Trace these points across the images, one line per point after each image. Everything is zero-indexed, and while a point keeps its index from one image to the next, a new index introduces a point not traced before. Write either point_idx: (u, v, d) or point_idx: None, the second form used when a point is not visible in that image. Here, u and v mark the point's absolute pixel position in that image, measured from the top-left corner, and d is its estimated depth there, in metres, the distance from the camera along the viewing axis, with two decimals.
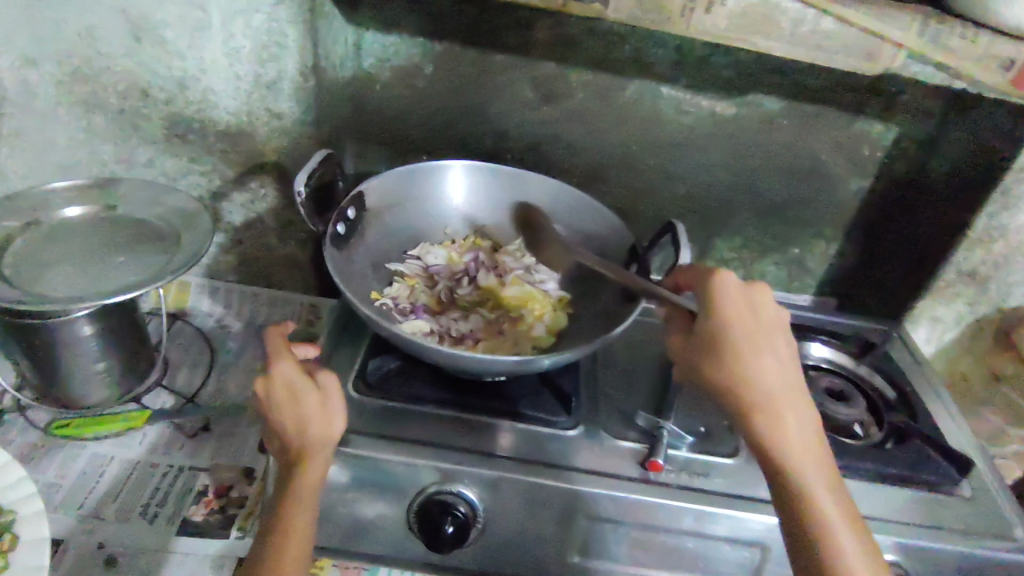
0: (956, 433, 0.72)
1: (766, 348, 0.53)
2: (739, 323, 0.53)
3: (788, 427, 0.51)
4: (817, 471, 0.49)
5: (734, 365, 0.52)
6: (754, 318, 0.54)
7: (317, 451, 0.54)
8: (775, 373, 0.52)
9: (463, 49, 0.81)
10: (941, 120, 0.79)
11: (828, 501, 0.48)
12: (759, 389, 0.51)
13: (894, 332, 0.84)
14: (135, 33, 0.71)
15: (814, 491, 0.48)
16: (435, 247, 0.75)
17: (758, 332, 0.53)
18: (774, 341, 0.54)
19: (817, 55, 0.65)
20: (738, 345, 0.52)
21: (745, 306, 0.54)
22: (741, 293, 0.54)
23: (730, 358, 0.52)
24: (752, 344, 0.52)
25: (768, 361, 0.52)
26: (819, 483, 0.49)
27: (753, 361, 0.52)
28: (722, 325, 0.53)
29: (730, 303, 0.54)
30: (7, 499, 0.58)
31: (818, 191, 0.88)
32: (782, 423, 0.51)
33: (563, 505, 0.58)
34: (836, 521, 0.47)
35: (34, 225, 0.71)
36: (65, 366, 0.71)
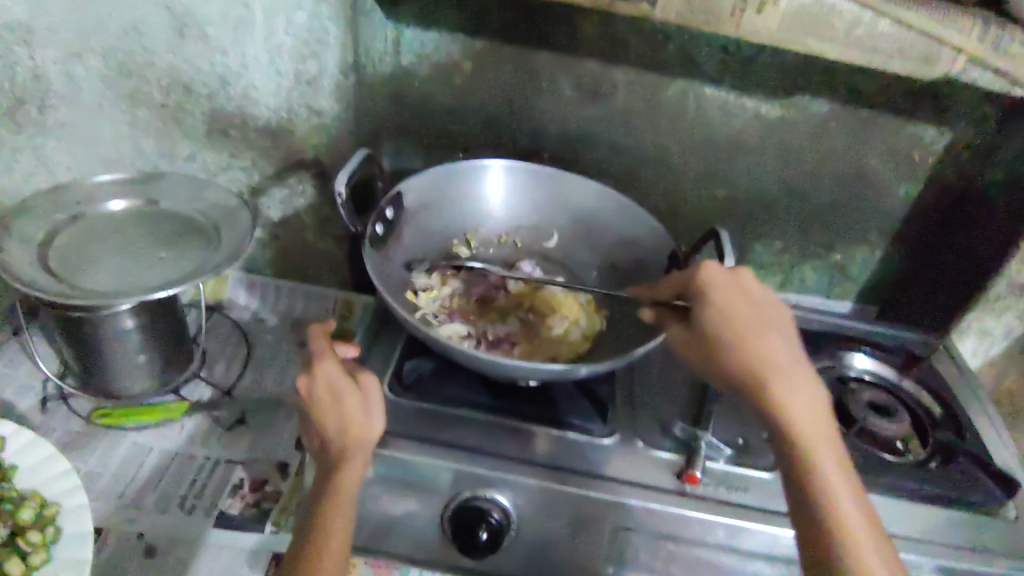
0: (1004, 452, 0.69)
1: (762, 332, 0.54)
2: (736, 310, 0.55)
3: (797, 406, 0.51)
4: (825, 448, 0.49)
5: (733, 351, 0.53)
6: (750, 308, 0.55)
7: (357, 454, 0.54)
8: (778, 355, 0.53)
9: (503, 46, 0.79)
10: (997, 127, 0.76)
11: (837, 478, 0.48)
12: (763, 372, 0.52)
13: (941, 343, 0.81)
14: (179, 29, 0.72)
15: (822, 467, 0.48)
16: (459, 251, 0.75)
17: (752, 315, 0.55)
18: (771, 326, 0.55)
19: (873, 58, 0.62)
20: (733, 330, 0.54)
21: (737, 291, 0.55)
22: (731, 279, 0.56)
23: (727, 344, 0.53)
24: (748, 331, 0.54)
25: (768, 345, 0.53)
26: (829, 460, 0.49)
27: (752, 345, 0.53)
28: (717, 314, 0.55)
29: (722, 289, 0.55)
30: (51, 491, 0.59)
31: (864, 196, 0.85)
32: (790, 403, 0.51)
33: (598, 515, 0.57)
34: (845, 499, 0.47)
35: (79, 218, 0.72)
36: (107, 358, 0.72)
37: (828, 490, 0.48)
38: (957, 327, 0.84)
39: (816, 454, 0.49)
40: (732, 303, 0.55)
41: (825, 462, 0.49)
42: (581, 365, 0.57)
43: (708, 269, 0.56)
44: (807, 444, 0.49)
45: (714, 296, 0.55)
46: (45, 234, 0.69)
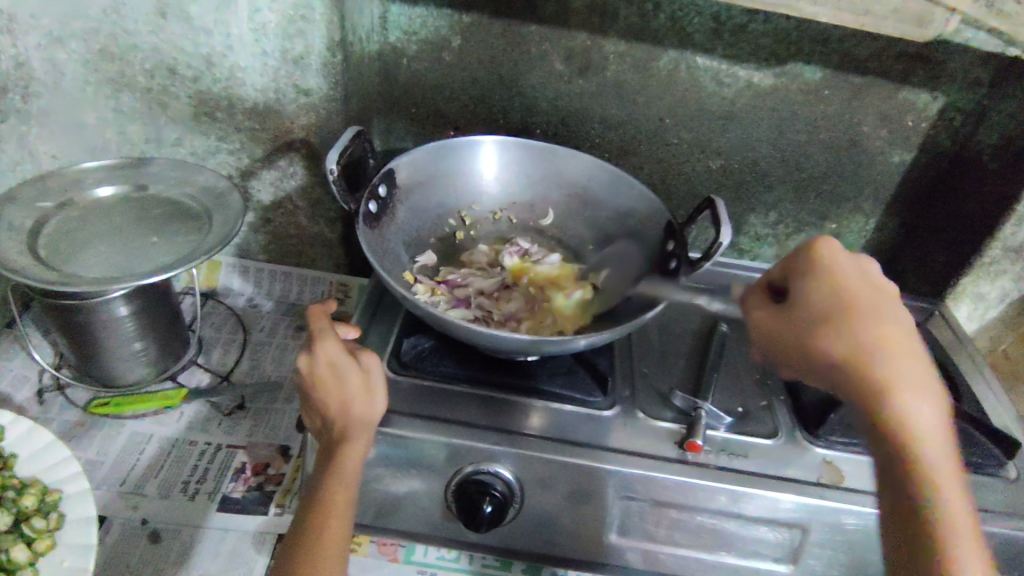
0: (1001, 413, 0.70)
1: (888, 321, 0.48)
2: (865, 297, 0.49)
3: (916, 404, 0.45)
4: (942, 453, 0.44)
5: (853, 334, 0.47)
6: (867, 295, 0.49)
7: (358, 432, 0.54)
8: (902, 347, 0.47)
9: (492, 19, 0.78)
10: (990, 89, 0.76)
11: (951, 487, 0.43)
12: (882, 362, 0.46)
13: (936, 310, 0.82)
14: (162, 9, 0.70)
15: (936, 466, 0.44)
16: (480, 248, 0.75)
17: (878, 303, 0.49)
18: (900, 319, 0.49)
19: (867, 21, 0.62)
20: (857, 316, 0.48)
21: (860, 280, 0.50)
22: (860, 267, 0.51)
23: (849, 328, 0.47)
24: (873, 320, 0.48)
25: (889, 334, 0.47)
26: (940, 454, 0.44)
27: (875, 333, 0.47)
28: (842, 294, 0.49)
29: (847, 275, 0.50)
30: (53, 479, 0.59)
31: (858, 164, 0.85)
32: (908, 400, 0.45)
33: (600, 485, 0.58)
34: (958, 510, 0.43)
35: (67, 206, 0.71)
36: (101, 346, 0.72)
37: (938, 498, 0.43)
38: (951, 294, 0.83)
39: (932, 459, 0.44)
40: (855, 288, 0.50)
41: (937, 464, 0.44)
42: (579, 337, 0.57)
43: (833, 251, 0.51)
44: (922, 445, 0.44)
45: (840, 277, 0.50)
46: (34, 222, 0.68)
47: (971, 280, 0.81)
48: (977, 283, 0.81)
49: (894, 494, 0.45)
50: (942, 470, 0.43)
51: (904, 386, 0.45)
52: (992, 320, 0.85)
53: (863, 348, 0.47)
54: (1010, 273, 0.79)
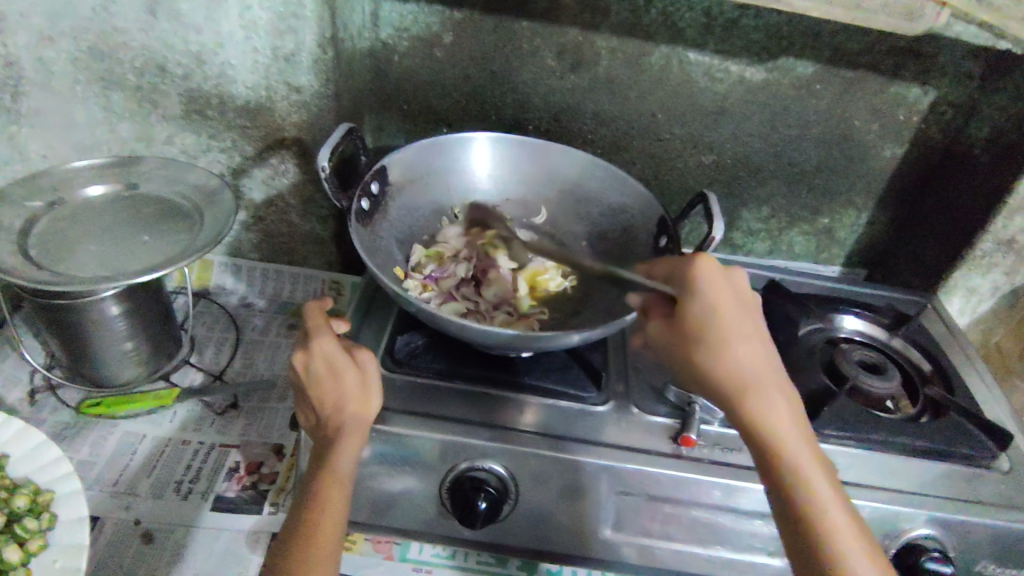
0: (993, 405, 0.70)
1: (744, 332, 0.50)
2: (727, 308, 0.50)
3: (772, 412, 0.48)
4: (806, 454, 0.47)
5: (716, 351, 0.49)
6: (723, 294, 0.51)
7: (353, 429, 0.54)
8: (757, 359, 0.50)
9: (484, 16, 0.78)
10: (981, 83, 0.76)
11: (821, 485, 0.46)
12: (744, 377, 0.49)
13: (929, 303, 0.82)
14: (151, 7, 0.70)
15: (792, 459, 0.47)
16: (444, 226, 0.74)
17: (736, 312, 0.51)
18: (752, 328, 0.51)
19: (857, 15, 0.62)
20: (722, 329, 0.50)
21: (725, 290, 0.51)
22: (725, 278, 0.52)
23: (714, 346, 0.49)
24: (734, 334, 0.50)
25: (742, 347, 0.49)
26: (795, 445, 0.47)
27: (733, 347, 0.49)
28: (703, 310, 0.50)
29: (713, 286, 0.51)
30: (44, 479, 0.59)
31: (850, 158, 0.85)
32: (766, 410, 0.48)
33: (594, 480, 0.58)
34: (829, 506, 0.45)
35: (57, 205, 0.71)
36: (93, 347, 0.71)
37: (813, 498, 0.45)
38: (944, 289, 0.83)
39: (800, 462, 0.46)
40: (720, 299, 0.51)
41: (796, 456, 0.47)
42: (573, 332, 0.57)
43: (701, 266, 0.52)
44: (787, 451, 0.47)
45: (707, 289, 0.51)
46: (23, 222, 0.68)
47: (963, 274, 0.81)
48: (969, 276, 0.81)
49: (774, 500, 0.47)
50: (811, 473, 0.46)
51: (762, 395, 0.49)
52: (984, 313, 0.85)
53: (724, 365, 0.49)
54: (1002, 266, 0.79)
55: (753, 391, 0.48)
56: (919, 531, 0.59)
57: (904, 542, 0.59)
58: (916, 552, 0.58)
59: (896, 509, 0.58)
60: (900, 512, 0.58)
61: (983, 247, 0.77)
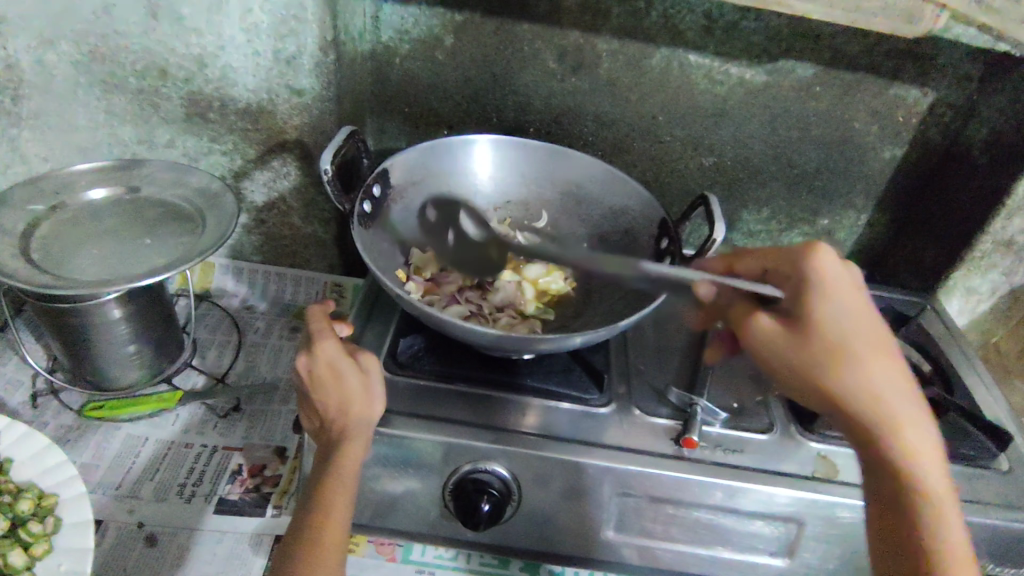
0: (993, 405, 0.70)
1: (873, 342, 0.48)
2: (857, 317, 0.48)
3: (905, 430, 0.46)
4: (933, 473, 0.46)
5: (847, 363, 0.47)
6: (856, 311, 0.48)
7: (357, 433, 0.54)
8: (889, 371, 0.47)
9: (486, 18, 0.78)
10: (979, 85, 0.77)
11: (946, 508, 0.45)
12: (875, 392, 0.47)
13: (929, 304, 0.83)
14: (152, 10, 0.70)
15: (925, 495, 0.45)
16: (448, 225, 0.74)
17: (869, 332, 0.48)
18: (881, 338, 0.49)
19: (857, 17, 0.62)
20: (851, 340, 0.48)
21: (855, 297, 0.49)
22: (852, 284, 0.49)
23: (847, 357, 0.47)
24: (867, 346, 0.48)
25: (874, 360, 0.47)
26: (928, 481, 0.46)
27: (862, 359, 0.47)
28: (832, 318, 0.48)
29: (842, 293, 0.49)
30: (48, 483, 0.59)
31: (849, 159, 0.86)
32: (898, 427, 0.46)
33: (597, 482, 0.58)
34: (956, 529, 0.45)
35: (59, 208, 0.71)
36: (95, 350, 0.71)
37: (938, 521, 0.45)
38: (943, 288, 0.84)
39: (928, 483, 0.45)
40: (850, 307, 0.48)
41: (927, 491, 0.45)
42: (575, 334, 0.57)
43: (824, 266, 0.49)
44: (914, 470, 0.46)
45: (833, 295, 0.48)
46: (25, 225, 0.68)
47: (962, 274, 0.81)
48: (968, 276, 0.82)
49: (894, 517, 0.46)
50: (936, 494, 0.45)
51: (893, 412, 0.47)
52: (983, 314, 0.86)
53: (856, 378, 0.47)
54: (1001, 267, 0.80)
55: (884, 406, 0.47)
56: None
57: None
58: None
59: None
60: None
61: (982, 248, 0.78)
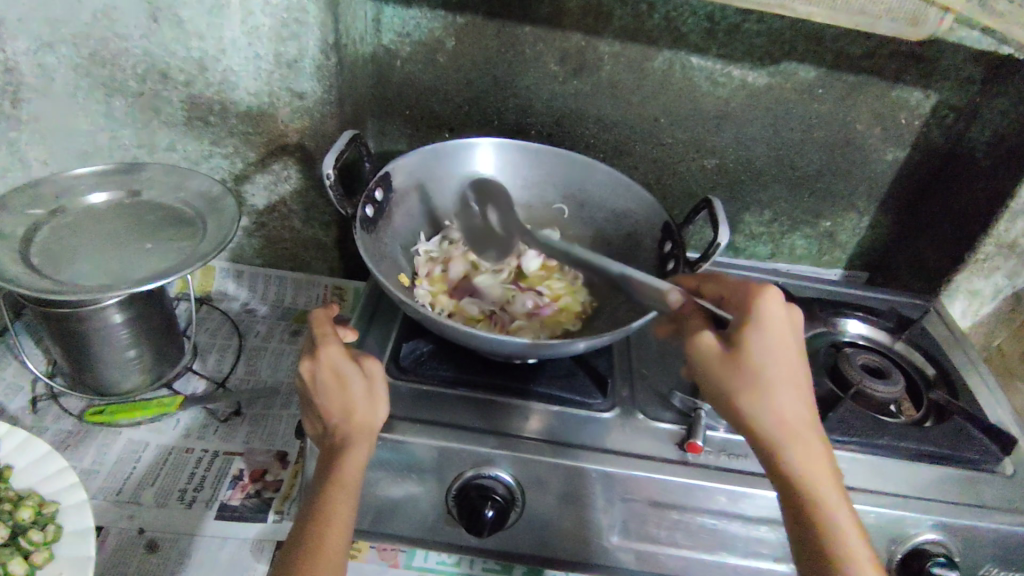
0: (997, 408, 0.70)
1: (789, 375, 0.49)
2: (777, 348, 0.49)
3: (806, 456, 0.48)
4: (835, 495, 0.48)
5: (755, 389, 0.48)
6: (783, 340, 0.49)
7: (360, 441, 0.53)
8: (798, 404, 0.49)
9: (488, 20, 0.78)
10: (982, 87, 0.77)
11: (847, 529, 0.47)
12: (779, 418, 0.48)
13: (931, 306, 0.82)
14: (153, 13, 0.70)
15: (826, 508, 0.47)
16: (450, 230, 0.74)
17: (790, 360, 0.49)
18: (797, 364, 0.49)
19: (860, 20, 0.62)
20: (770, 370, 0.48)
21: (782, 327, 0.49)
22: (786, 315, 0.50)
23: (761, 388, 0.48)
24: (778, 373, 0.48)
25: (785, 390, 0.49)
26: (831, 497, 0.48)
27: (777, 390, 0.48)
28: (752, 350, 0.49)
29: (769, 322, 0.49)
30: (49, 491, 0.59)
31: (852, 163, 0.85)
32: (802, 453, 0.48)
33: (600, 487, 0.58)
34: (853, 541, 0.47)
35: (59, 213, 0.70)
36: (95, 355, 0.71)
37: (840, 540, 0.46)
38: (946, 290, 0.83)
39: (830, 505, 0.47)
40: (774, 336, 0.49)
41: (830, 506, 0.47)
42: (579, 339, 0.56)
43: (767, 304, 0.49)
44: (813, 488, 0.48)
45: (767, 324, 0.49)
46: (25, 229, 0.67)
47: (964, 278, 0.81)
48: (971, 280, 0.81)
49: (798, 535, 0.48)
50: (839, 516, 0.47)
51: (800, 442, 0.48)
52: (986, 316, 0.85)
53: (765, 410, 0.48)
54: (1004, 270, 0.79)
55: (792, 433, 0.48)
56: (925, 535, 0.59)
57: (910, 548, 0.59)
58: (922, 556, 0.58)
59: (903, 514, 0.58)
60: (907, 517, 0.58)
61: (985, 251, 0.78)
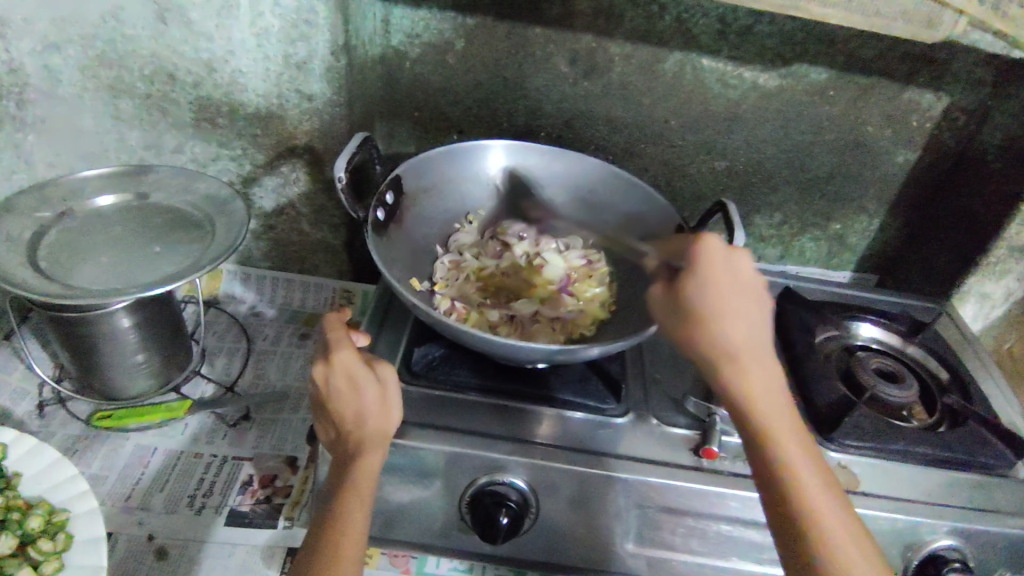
0: (1010, 411, 0.70)
1: (736, 315, 0.48)
2: (718, 289, 0.48)
3: (758, 395, 0.47)
4: (799, 449, 0.46)
5: (702, 333, 0.48)
6: (729, 280, 0.48)
7: (374, 446, 0.53)
8: (747, 342, 0.48)
9: (498, 21, 0.77)
10: (993, 90, 0.76)
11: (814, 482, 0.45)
12: (728, 357, 0.47)
13: (943, 310, 0.82)
14: (161, 14, 0.69)
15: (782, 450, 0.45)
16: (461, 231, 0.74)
17: (736, 300, 0.48)
18: (744, 304, 0.48)
19: (877, 23, 0.61)
20: (713, 313, 0.47)
21: (726, 280, 0.48)
22: (726, 256, 0.49)
23: (708, 330, 0.47)
24: (724, 315, 0.47)
25: (733, 333, 0.47)
26: (786, 434, 0.46)
27: (723, 331, 0.47)
28: (694, 293, 0.48)
29: (713, 275, 0.48)
30: (59, 499, 0.58)
31: (863, 165, 0.85)
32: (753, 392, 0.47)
33: (615, 493, 0.57)
34: (811, 480, 0.45)
35: (66, 216, 0.70)
36: (103, 359, 0.70)
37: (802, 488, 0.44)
38: (957, 292, 0.83)
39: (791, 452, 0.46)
40: (719, 285, 0.48)
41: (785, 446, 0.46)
42: (592, 345, 0.56)
43: (703, 246, 0.49)
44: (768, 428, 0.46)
45: (708, 273, 0.48)
46: (32, 233, 0.67)
47: (976, 281, 0.81)
48: (982, 283, 0.81)
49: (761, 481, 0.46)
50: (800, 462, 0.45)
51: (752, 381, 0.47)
52: (997, 319, 0.85)
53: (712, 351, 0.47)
54: (1016, 272, 0.79)
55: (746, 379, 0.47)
56: (941, 541, 0.58)
57: (926, 554, 0.59)
58: (939, 562, 0.58)
59: (921, 520, 0.57)
60: (924, 523, 0.57)
61: (997, 253, 0.77)
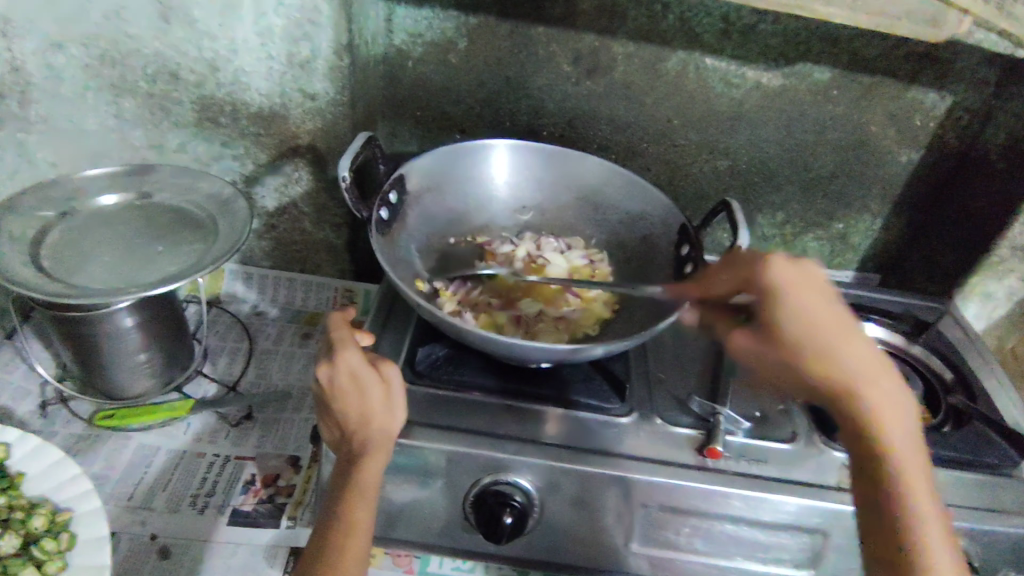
0: (1014, 410, 0.70)
1: (841, 334, 0.49)
2: (809, 310, 0.49)
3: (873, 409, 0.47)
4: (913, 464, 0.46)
5: (807, 352, 0.49)
6: (826, 302, 0.50)
7: (378, 448, 0.53)
8: (866, 359, 0.48)
9: (501, 20, 0.77)
10: (997, 89, 0.76)
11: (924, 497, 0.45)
12: (849, 373, 0.48)
13: (946, 309, 0.81)
14: (164, 13, 0.69)
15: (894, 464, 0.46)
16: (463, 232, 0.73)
17: (831, 318, 0.49)
18: (840, 324, 0.49)
19: (882, 22, 0.61)
20: (815, 332, 0.49)
21: (813, 300, 0.50)
22: (805, 276, 0.50)
23: (813, 348, 0.49)
24: (833, 335, 0.49)
25: (847, 351, 0.48)
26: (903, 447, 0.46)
27: (839, 349, 0.48)
28: (788, 313, 0.49)
29: (797, 297, 0.50)
30: (62, 498, 0.58)
31: (866, 165, 0.85)
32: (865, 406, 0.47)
33: (619, 493, 0.57)
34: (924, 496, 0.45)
35: (69, 215, 0.70)
36: (106, 358, 0.70)
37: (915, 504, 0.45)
38: (959, 291, 0.83)
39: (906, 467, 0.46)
40: (808, 307, 0.49)
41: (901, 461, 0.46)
42: (597, 345, 0.56)
43: (778, 268, 0.50)
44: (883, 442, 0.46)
45: (789, 295, 0.50)
46: (35, 233, 0.67)
47: (979, 280, 0.81)
48: (985, 282, 0.81)
49: (865, 494, 0.47)
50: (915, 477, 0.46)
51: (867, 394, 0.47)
52: (999, 318, 0.85)
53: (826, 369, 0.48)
54: (1019, 272, 0.79)
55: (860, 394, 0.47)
56: None
57: None
58: None
59: None
60: None
61: (1000, 253, 0.77)
